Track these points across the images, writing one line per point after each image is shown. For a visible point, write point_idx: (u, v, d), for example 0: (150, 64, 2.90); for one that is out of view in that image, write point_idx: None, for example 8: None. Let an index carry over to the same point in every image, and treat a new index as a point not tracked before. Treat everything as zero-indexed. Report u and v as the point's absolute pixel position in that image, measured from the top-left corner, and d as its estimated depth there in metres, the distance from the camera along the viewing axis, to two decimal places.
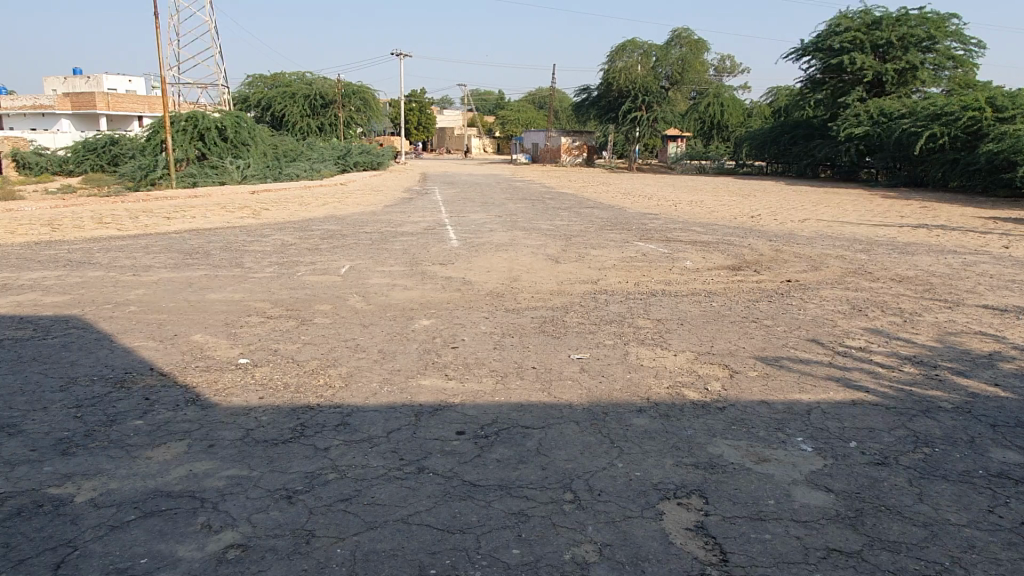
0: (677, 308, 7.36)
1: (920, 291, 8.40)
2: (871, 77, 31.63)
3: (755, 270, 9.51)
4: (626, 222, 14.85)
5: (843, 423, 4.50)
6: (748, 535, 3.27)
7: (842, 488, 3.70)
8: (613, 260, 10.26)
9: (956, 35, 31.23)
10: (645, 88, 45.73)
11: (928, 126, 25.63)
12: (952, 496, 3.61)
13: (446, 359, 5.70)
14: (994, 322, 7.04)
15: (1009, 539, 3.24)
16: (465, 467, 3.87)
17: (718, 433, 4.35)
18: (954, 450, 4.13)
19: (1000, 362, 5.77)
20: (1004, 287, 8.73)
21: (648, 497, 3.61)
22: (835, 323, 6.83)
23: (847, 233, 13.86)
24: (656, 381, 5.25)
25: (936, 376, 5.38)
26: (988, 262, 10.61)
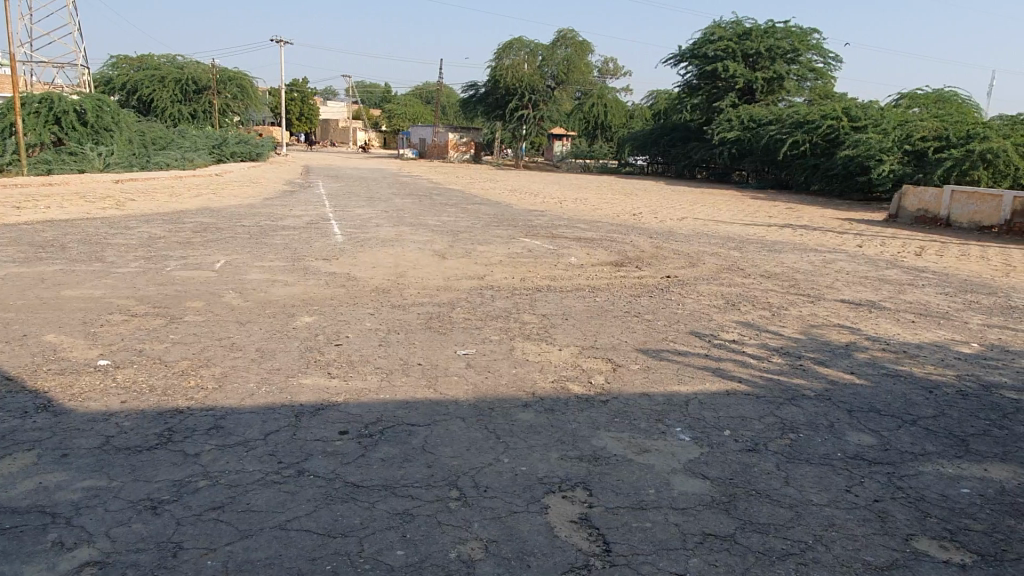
0: (562, 304, 7.48)
1: (786, 286, 8.96)
2: (743, 85, 33.49)
3: (636, 266, 9.82)
4: (512, 219, 14.97)
5: (717, 412, 4.71)
6: (630, 524, 3.34)
7: (716, 475, 3.86)
8: (500, 256, 10.31)
9: (817, 49, 33.65)
10: (531, 87, 46.37)
11: (793, 134, 27.52)
12: (814, 478, 3.85)
13: (329, 357, 5.52)
14: (850, 315, 7.61)
15: (864, 516, 3.49)
16: (348, 468, 3.75)
17: (601, 425, 4.44)
18: (816, 435, 4.41)
19: (856, 352, 6.24)
20: (859, 283, 9.45)
21: (534, 491, 3.63)
22: (711, 316, 7.15)
23: (720, 231, 14.60)
24: (542, 375, 5.31)
25: (800, 366, 5.74)
26: (844, 260, 11.48)
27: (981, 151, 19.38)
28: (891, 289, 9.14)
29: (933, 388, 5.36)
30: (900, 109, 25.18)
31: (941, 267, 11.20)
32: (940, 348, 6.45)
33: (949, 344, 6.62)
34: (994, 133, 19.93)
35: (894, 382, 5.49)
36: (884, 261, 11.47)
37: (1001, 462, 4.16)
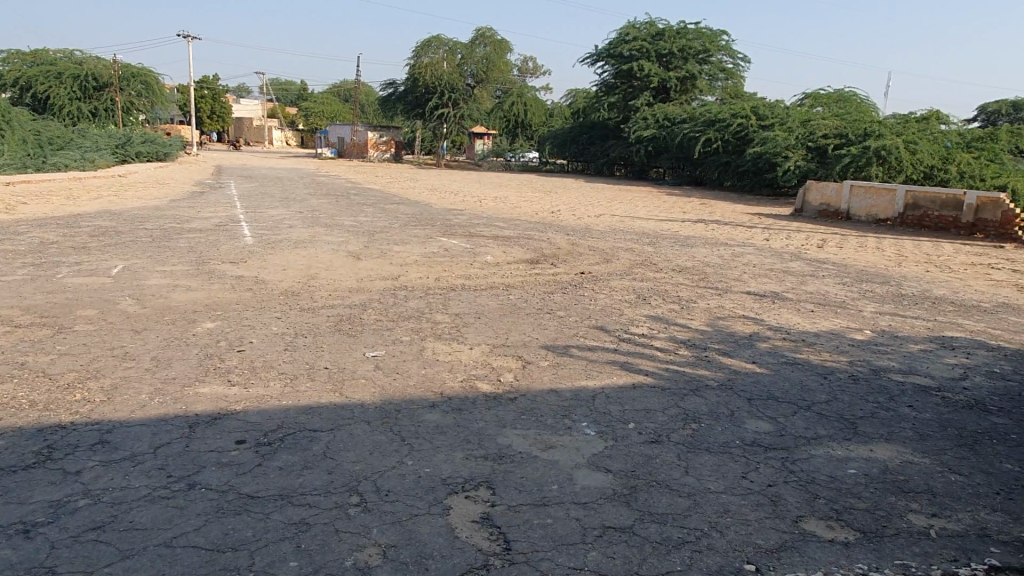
0: (476, 302, 7.46)
1: (696, 280, 9.20)
2: (657, 84, 34.31)
3: (552, 263, 9.90)
4: (431, 218, 14.87)
5: (623, 406, 4.78)
6: (531, 521, 3.34)
7: (619, 468, 3.91)
8: (416, 256, 10.21)
9: (726, 50, 34.83)
10: (451, 86, 46.22)
11: (706, 132, 28.38)
12: (713, 467, 3.95)
13: (230, 364, 5.32)
14: (754, 306, 7.89)
15: (758, 501, 3.60)
16: (243, 478, 3.61)
17: (508, 423, 4.44)
18: (716, 424, 4.53)
19: (758, 342, 6.46)
20: (764, 275, 9.80)
21: (436, 492, 3.59)
22: (622, 311, 7.27)
23: (635, 227, 14.90)
24: (451, 375, 5.27)
25: (704, 357, 5.90)
26: (751, 253, 11.90)
27: (877, 147, 20.47)
28: (793, 280, 9.52)
29: (827, 375, 5.60)
30: (804, 108, 26.32)
31: (840, 258, 11.76)
32: (836, 336, 6.75)
33: (844, 332, 6.94)
34: (888, 131, 21.05)
35: (792, 370, 5.70)
36: (789, 254, 11.94)
37: (886, 442, 4.38)
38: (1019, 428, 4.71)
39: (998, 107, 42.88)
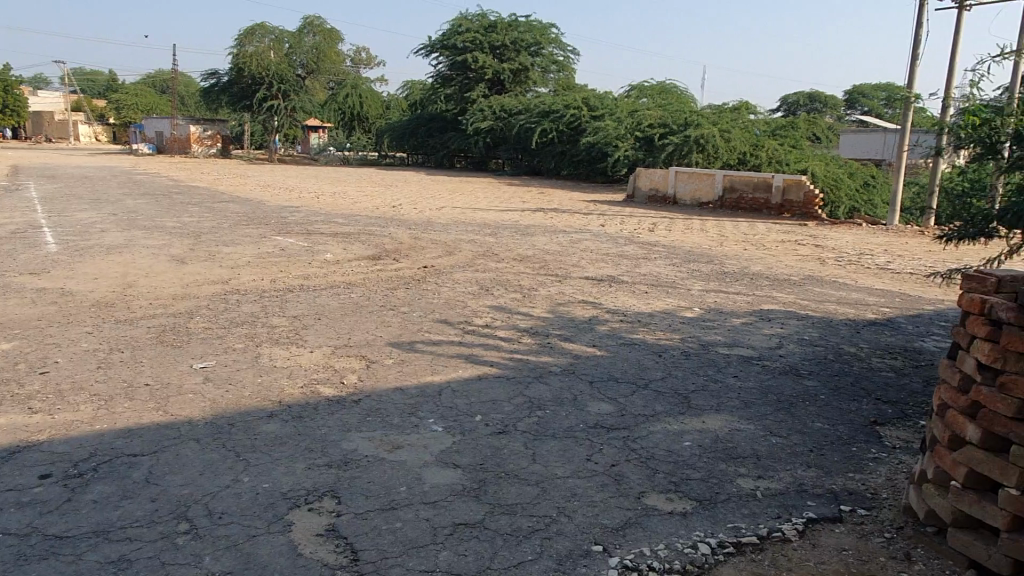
0: (315, 303, 7.15)
1: (537, 268, 9.38)
2: (492, 76, 34.78)
3: (394, 258, 9.70)
4: (264, 216, 14.12)
5: (470, 399, 4.75)
6: (379, 527, 3.23)
7: (467, 462, 3.88)
8: (248, 257, 9.64)
9: (557, 42, 35.95)
10: (280, 77, 44.19)
11: (541, 123, 29.10)
12: (559, 452, 4.02)
13: (31, 389, 4.72)
14: (593, 290, 8.17)
15: (603, 481, 3.70)
16: (50, 518, 3.20)
17: (352, 427, 4.27)
18: (560, 410, 4.62)
19: (597, 325, 6.68)
20: (601, 260, 10.18)
21: (276, 508, 3.37)
22: (466, 303, 7.26)
23: (477, 219, 14.99)
24: (289, 381, 5.00)
25: (548, 344, 6.01)
26: (589, 239, 12.35)
27: (696, 136, 21.94)
28: (628, 264, 9.96)
29: (661, 353, 5.89)
30: (630, 100, 27.68)
31: (669, 240, 12.48)
32: (667, 315, 7.13)
33: (675, 311, 7.35)
34: (706, 121, 22.56)
35: (629, 350, 5.95)
36: (623, 238, 12.50)
37: (715, 412, 4.67)
38: (826, 390, 5.20)
39: (798, 97, 47.35)
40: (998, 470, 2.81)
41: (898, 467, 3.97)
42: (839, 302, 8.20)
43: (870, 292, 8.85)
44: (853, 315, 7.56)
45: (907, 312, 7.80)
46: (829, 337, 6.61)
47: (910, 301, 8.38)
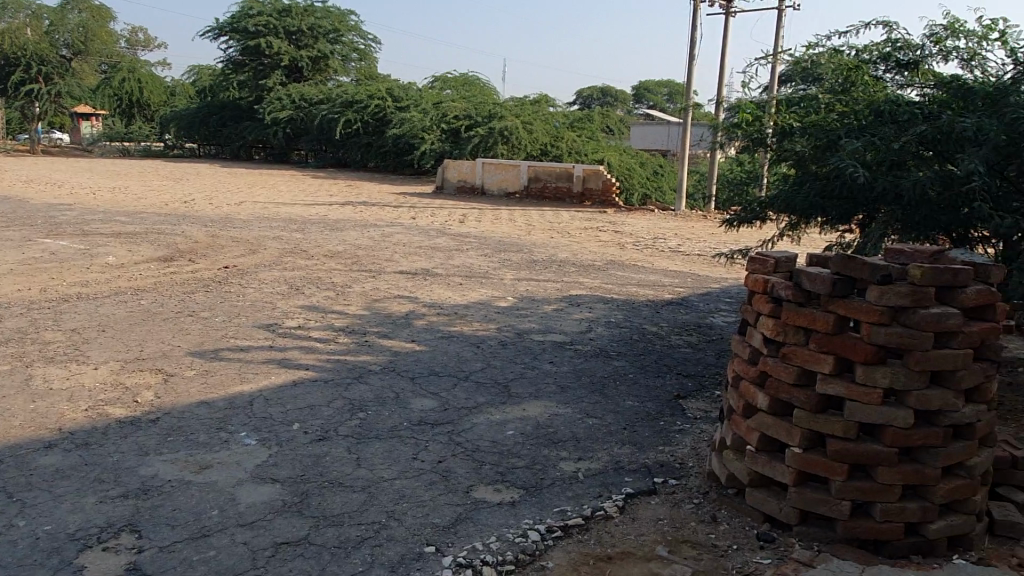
0: (97, 313, 6.39)
1: (349, 264, 9.09)
2: (289, 62, 33.23)
3: (189, 259, 8.93)
4: (27, 216, 12.40)
5: (285, 406, 4.49)
6: (190, 559, 2.94)
7: (286, 475, 3.65)
8: (10, 264, 8.41)
9: (356, 30, 35.11)
10: (39, 57, 39.03)
11: (344, 113, 28.26)
12: (384, 454, 3.91)
13: None
14: (408, 284, 8.07)
15: (431, 479, 3.65)
16: None
17: (151, 450, 3.86)
18: (383, 410, 4.51)
19: (414, 320, 6.61)
20: (414, 253, 10.09)
21: (62, 553, 2.95)
22: (275, 305, 6.86)
23: (281, 213, 14.26)
24: (71, 404, 4.41)
25: (365, 342, 5.84)
26: (400, 232, 12.21)
27: (500, 127, 22.48)
28: (441, 256, 9.95)
29: (480, 343, 5.95)
30: (434, 90, 27.70)
31: (480, 231, 12.68)
32: (483, 306, 7.22)
33: (490, 301, 7.46)
34: (508, 112, 23.43)
35: (448, 343, 5.94)
36: (434, 230, 12.47)
37: (535, 399, 4.80)
38: (633, 369, 5.54)
39: (591, 91, 49.88)
40: (784, 433, 3.13)
41: (700, 436, 4.32)
42: (639, 284, 8.78)
43: (665, 274, 9.58)
44: (652, 296, 8.13)
45: (697, 291, 8.53)
46: (633, 318, 7.05)
47: (699, 281, 9.18)
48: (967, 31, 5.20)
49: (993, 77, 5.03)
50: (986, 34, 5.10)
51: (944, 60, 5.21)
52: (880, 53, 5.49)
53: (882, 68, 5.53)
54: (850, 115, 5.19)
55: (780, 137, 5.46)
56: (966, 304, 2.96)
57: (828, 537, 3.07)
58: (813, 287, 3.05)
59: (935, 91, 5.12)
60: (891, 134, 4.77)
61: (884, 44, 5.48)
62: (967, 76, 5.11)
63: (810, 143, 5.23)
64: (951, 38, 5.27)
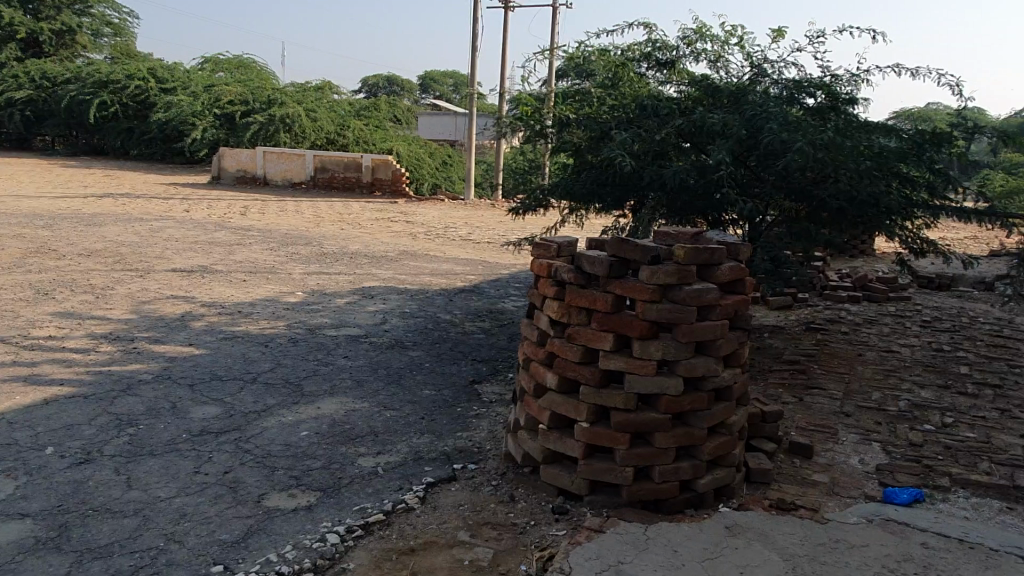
0: None
1: (111, 263, 8.15)
2: (25, 35, 29.03)
3: None
4: None
5: (35, 430, 3.91)
6: None
7: (39, 508, 3.18)
8: None
9: (108, 2, 31.53)
10: None
11: (98, 94, 25.28)
12: (160, 471, 3.55)
13: None
14: (183, 283, 7.41)
15: (216, 493, 3.38)
16: None
17: None
18: (157, 422, 4.09)
19: (192, 321, 6.08)
20: (189, 249, 9.27)
21: None
22: (18, 313, 5.95)
23: (23, 208, 12.43)
24: None
25: (134, 349, 5.26)
26: (171, 226, 11.17)
27: (281, 115, 21.41)
28: (220, 251, 9.25)
29: (267, 342, 5.61)
30: (205, 73, 25.67)
31: (263, 224, 11.98)
32: (270, 302, 6.83)
33: (277, 297, 7.07)
34: (289, 100, 22.45)
35: (231, 344, 5.53)
36: (212, 224, 11.57)
37: (330, 396, 4.63)
38: (429, 358, 5.55)
39: (376, 79, 48.88)
40: (572, 409, 3.30)
41: (496, 419, 4.43)
42: (432, 273, 8.81)
43: (457, 262, 9.71)
44: (445, 285, 8.20)
45: (488, 278, 8.74)
46: (427, 308, 7.06)
47: (490, 268, 9.41)
48: (713, 35, 5.79)
49: (734, 78, 5.66)
50: (728, 39, 5.72)
51: (695, 61, 5.76)
52: (642, 52, 5.94)
53: (644, 66, 5.99)
54: (618, 108, 5.57)
55: (557, 128, 5.73)
56: (721, 280, 3.29)
57: (614, 502, 3.28)
58: (592, 269, 3.24)
59: (689, 88, 5.66)
60: (653, 127, 5.20)
61: (645, 43, 5.94)
62: (714, 76, 5.69)
63: (584, 134, 5.55)
64: (700, 42, 5.85)
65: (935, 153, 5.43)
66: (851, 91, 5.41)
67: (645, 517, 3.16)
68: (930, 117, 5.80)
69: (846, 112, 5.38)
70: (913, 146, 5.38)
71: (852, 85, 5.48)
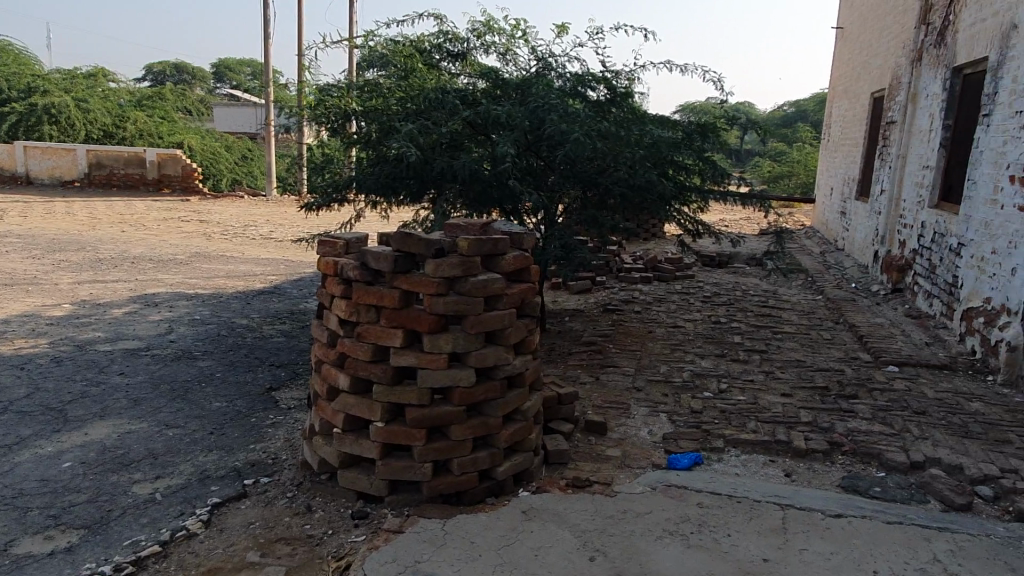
0: None
1: None
2: None
3: None
4: None
5: None
6: None
7: None
8: None
9: None
10: None
11: None
12: None
13: None
14: None
15: None
16: None
17: None
18: None
19: None
20: None
21: None
22: None
23: None
24: None
25: None
26: None
27: (45, 105, 19.04)
28: None
29: (23, 365, 4.93)
30: None
31: (25, 229, 10.57)
32: (30, 319, 6.02)
33: (39, 311, 6.25)
34: (53, 88, 20.02)
35: None
36: None
37: (100, 420, 4.15)
38: (221, 367, 5.17)
39: (163, 67, 44.88)
40: (366, 409, 3.20)
41: (294, 426, 4.21)
42: (227, 275, 8.25)
43: (256, 263, 9.17)
44: (242, 287, 7.70)
45: (290, 277, 8.35)
46: (220, 313, 6.59)
47: (292, 267, 8.99)
48: (501, 28, 5.88)
49: (522, 70, 5.79)
50: (515, 32, 5.84)
51: (485, 53, 5.83)
52: (433, 43, 5.92)
53: (437, 57, 5.99)
54: (408, 100, 5.50)
55: (348, 120, 5.53)
56: (506, 269, 3.33)
57: (415, 500, 3.22)
58: (378, 265, 3.14)
59: (479, 80, 5.71)
60: (444, 118, 5.18)
61: (436, 34, 5.93)
62: (504, 68, 5.79)
63: (374, 126, 5.41)
64: (488, 34, 5.92)
65: (704, 143, 5.92)
66: (629, 85, 5.75)
67: (445, 512, 3.13)
68: (700, 110, 6.29)
69: (625, 105, 5.70)
70: (685, 137, 5.82)
71: (630, 79, 5.82)
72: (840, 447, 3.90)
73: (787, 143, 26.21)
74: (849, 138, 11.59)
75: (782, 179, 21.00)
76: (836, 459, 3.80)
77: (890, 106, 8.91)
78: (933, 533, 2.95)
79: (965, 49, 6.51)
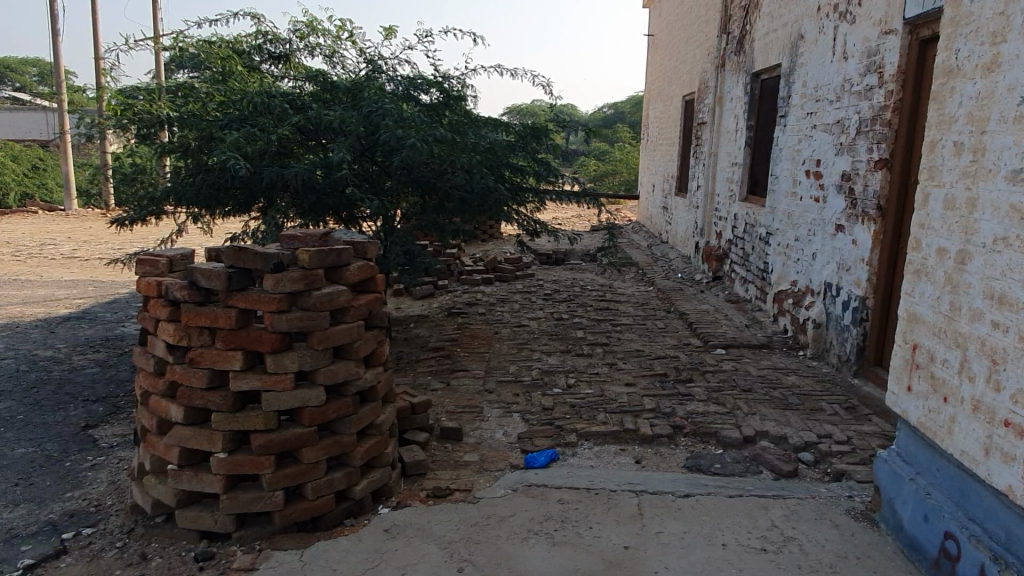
0: None
1: None
2: None
3: None
4: None
5: None
6: None
7: None
8: None
9: None
10: None
11: None
12: None
13: None
14: None
15: None
16: None
17: None
18: None
19: None
20: None
21: None
22: None
23: None
24: None
25: None
26: None
27: None
28: None
29: None
30: None
31: None
32: None
33: None
34: None
35: None
36: None
37: None
38: (23, 408, 4.56)
39: None
40: (205, 440, 2.94)
41: (119, 466, 3.80)
42: (24, 302, 7.33)
43: (57, 286, 8.21)
44: (42, 315, 6.86)
45: (101, 300, 7.59)
46: (18, 346, 5.82)
47: (103, 289, 8.15)
48: (325, 29, 5.68)
49: (350, 73, 5.63)
50: (341, 33, 5.67)
51: (310, 55, 5.61)
52: (251, 44, 5.62)
53: (257, 59, 5.69)
54: (228, 105, 5.15)
55: (160, 127, 5.14)
56: (350, 281, 3.21)
57: (266, 532, 3.01)
58: (209, 283, 2.89)
59: (305, 83, 5.49)
60: (271, 125, 4.91)
61: (254, 35, 5.62)
62: (331, 71, 5.60)
63: (193, 134, 5.02)
64: (312, 35, 5.69)
65: (538, 145, 6.05)
66: (461, 89, 5.77)
67: (300, 541, 2.95)
68: (531, 113, 6.41)
69: (457, 108, 5.71)
70: (519, 139, 5.93)
71: (462, 84, 5.83)
72: (682, 430, 4.14)
73: (610, 143, 27.56)
74: (665, 138, 12.40)
75: (607, 176, 22.04)
76: (679, 441, 4.03)
77: (699, 108, 9.64)
78: (770, 501, 3.20)
79: (760, 58, 7.17)
